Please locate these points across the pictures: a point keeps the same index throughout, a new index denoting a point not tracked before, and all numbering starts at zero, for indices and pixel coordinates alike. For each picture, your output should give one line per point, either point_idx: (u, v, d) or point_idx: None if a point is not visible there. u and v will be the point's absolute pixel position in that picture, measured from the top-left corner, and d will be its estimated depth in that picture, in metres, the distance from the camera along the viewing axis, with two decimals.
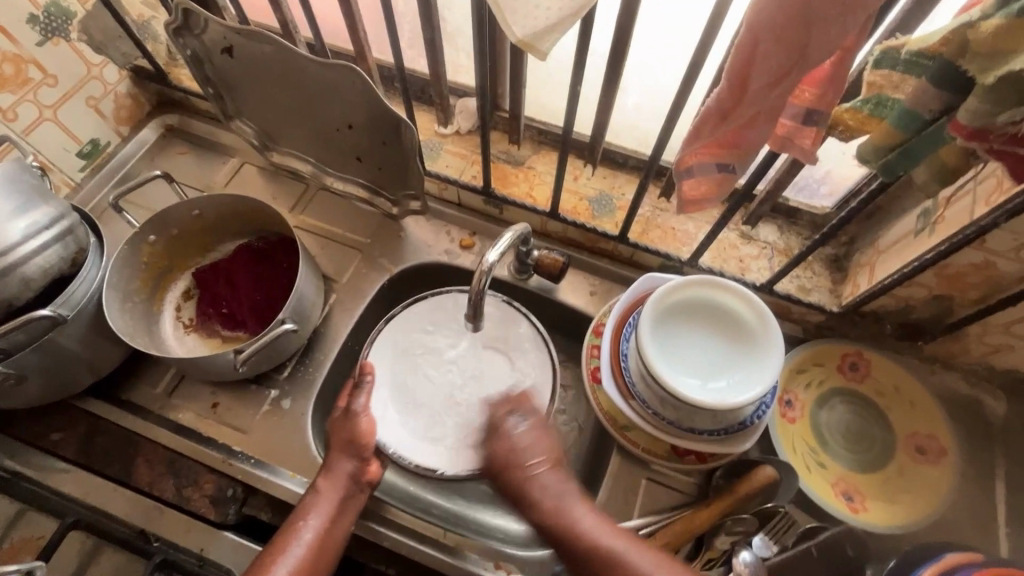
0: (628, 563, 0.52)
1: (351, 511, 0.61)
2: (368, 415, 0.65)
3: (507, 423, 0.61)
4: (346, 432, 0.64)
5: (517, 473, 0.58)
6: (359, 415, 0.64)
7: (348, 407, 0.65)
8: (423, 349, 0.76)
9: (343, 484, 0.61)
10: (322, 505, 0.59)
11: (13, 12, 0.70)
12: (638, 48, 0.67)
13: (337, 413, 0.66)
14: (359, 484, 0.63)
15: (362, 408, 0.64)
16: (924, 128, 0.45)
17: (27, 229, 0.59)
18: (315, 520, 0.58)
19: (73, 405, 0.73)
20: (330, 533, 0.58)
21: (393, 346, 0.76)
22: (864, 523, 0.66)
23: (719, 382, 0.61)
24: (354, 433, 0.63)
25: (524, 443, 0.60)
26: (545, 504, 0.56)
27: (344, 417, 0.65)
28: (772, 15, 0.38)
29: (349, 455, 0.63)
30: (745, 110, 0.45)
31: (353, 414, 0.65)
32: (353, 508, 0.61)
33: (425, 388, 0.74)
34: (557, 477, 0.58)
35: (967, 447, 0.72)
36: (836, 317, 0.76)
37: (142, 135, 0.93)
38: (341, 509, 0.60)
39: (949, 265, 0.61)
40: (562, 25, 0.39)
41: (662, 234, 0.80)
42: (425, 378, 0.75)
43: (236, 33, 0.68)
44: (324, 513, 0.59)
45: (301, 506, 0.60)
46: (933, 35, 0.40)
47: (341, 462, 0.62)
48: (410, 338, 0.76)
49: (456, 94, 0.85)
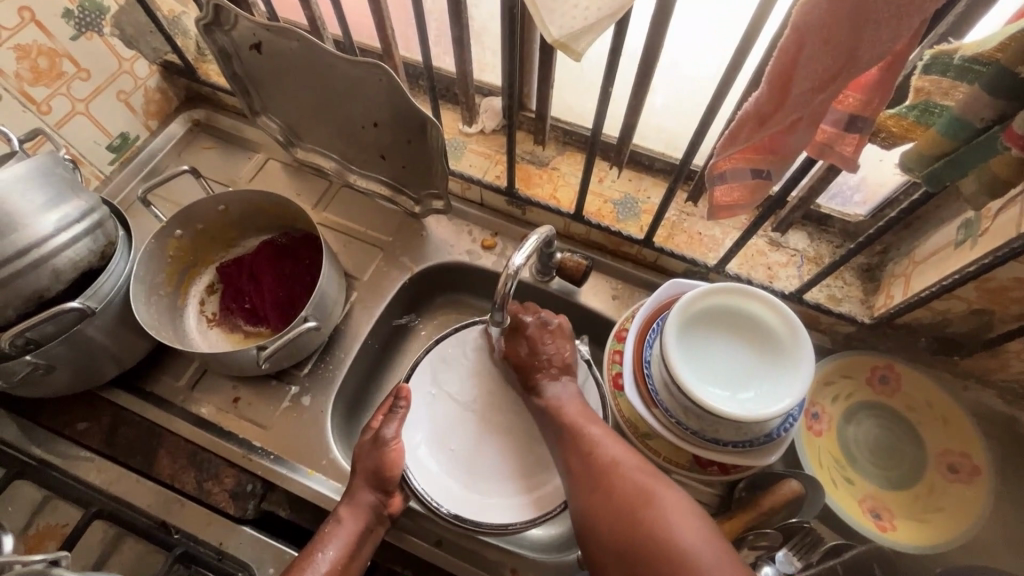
0: (619, 469, 0.57)
1: (368, 543, 0.62)
2: (395, 446, 0.64)
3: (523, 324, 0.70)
4: (372, 463, 0.63)
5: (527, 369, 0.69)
6: (387, 444, 0.64)
7: (378, 434, 0.65)
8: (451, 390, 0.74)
9: (364, 517, 0.62)
10: (340, 537, 0.60)
11: (48, 7, 0.71)
12: (670, 47, 0.65)
13: (365, 440, 0.66)
14: (382, 516, 0.63)
15: (391, 436, 0.64)
16: (975, 136, 0.43)
17: (58, 222, 0.60)
18: (332, 553, 0.59)
19: (98, 396, 0.74)
20: (345, 566, 0.60)
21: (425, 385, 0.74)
22: (891, 542, 0.64)
23: (746, 394, 0.60)
24: (379, 464, 0.63)
25: (543, 345, 0.69)
26: (545, 396, 0.67)
27: (373, 445, 0.65)
28: (820, 18, 0.37)
29: (373, 488, 0.63)
30: (785, 116, 0.43)
31: (383, 441, 0.65)
32: (370, 539, 0.62)
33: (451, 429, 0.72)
34: (560, 382, 0.68)
35: (1002, 468, 0.69)
36: (867, 329, 0.74)
37: (170, 129, 0.94)
38: (360, 541, 0.61)
39: (991, 279, 0.58)
40: (599, 26, 0.38)
41: (688, 239, 0.78)
42: (456, 421, 0.73)
43: (265, 29, 0.68)
44: (342, 544, 0.60)
45: (321, 535, 0.61)
46: (989, 41, 0.38)
47: (366, 495, 0.63)
48: (440, 376, 0.74)
49: (481, 93, 0.84)
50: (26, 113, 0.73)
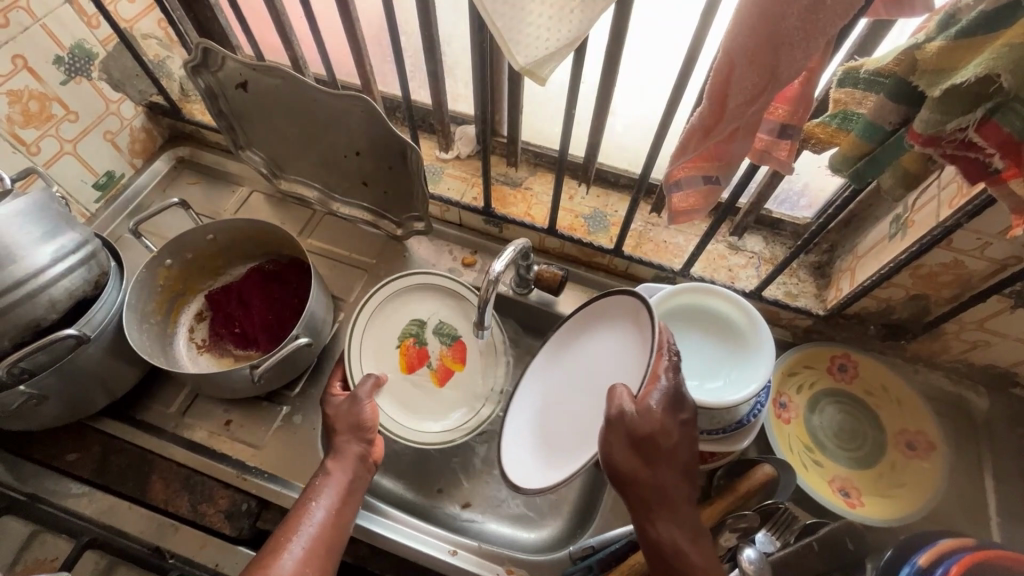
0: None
1: (360, 490, 0.64)
2: (372, 403, 0.67)
3: (644, 424, 0.51)
4: (352, 417, 0.66)
5: (644, 487, 0.53)
6: (361, 400, 0.67)
7: (353, 394, 0.68)
8: (601, 337, 0.65)
9: (352, 465, 0.64)
10: (331, 486, 0.61)
11: (39, 54, 0.75)
12: (626, 73, 0.72)
13: (341, 402, 0.68)
14: (367, 464, 0.65)
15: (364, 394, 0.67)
16: (885, 139, 0.49)
17: (54, 254, 0.62)
18: (326, 501, 0.60)
19: (87, 426, 0.74)
20: (340, 513, 0.60)
21: (593, 324, 0.68)
22: (860, 517, 0.68)
23: (715, 384, 0.65)
24: (358, 420, 0.66)
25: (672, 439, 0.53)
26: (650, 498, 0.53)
27: (350, 404, 0.67)
28: (743, 43, 0.43)
29: (356, 438, 0.65)
30: (725, 127, 0.50)
31: (356, 401, 0.67)
32: (361, 488, 0.63)
33: (554, 408, 0.67)
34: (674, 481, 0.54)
35: (954, 443, 0.76)
36: (823, 321, 0.80)
37: (155, 166, 0.97)
38: (351, 488, 0.63)
39: (922, 266, 0.65)
40: (559, 54, 0.44)
41: (655, 248, 0.84)
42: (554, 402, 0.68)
43: (251, 69, 0.73)
44: (335, 493, 0.61)
45: (311, 488, 0.62)
46: (887, 57, 0.46)
47: (351, 443, 0.65)
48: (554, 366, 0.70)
49: (456, 122, 0.90)
50: (16, 154, 0.76)
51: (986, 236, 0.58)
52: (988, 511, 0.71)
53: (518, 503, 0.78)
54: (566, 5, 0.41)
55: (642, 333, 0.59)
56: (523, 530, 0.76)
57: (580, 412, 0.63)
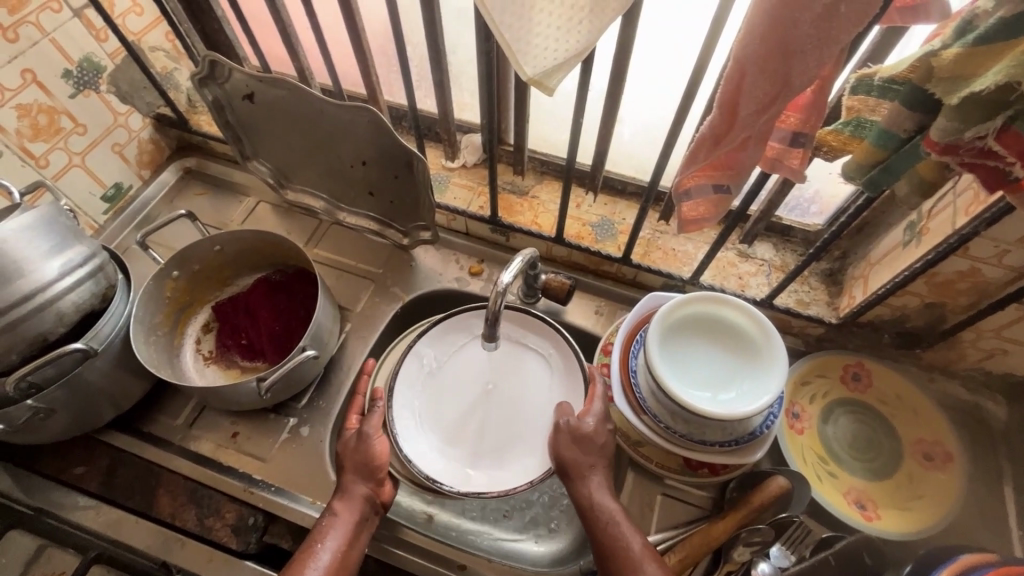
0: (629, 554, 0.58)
1: (366, 532, 0.64)
2: (381, 438, 0.66)
3: (583, 425, 0.64)
4: (359, 456, 0.65)
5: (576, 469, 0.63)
6: (371, 437, 0.66)
7: (360, 429, 0.67)
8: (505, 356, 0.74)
9: (359, 508, 0.63)
10: (338, 528, 0.61)
11: (48, 68, 0.75)
12: (633, 81, 0.72)
13: (350, 437, 0.67)
14: (374, 506, 0.65)
15: (373, 429, 0.66)
16: (901, 146, 0.48)
17: (63, 267, 0.62)
18: (332, 543, 0.60)
19: (94, 440, 0.74)
20: (347, 554, 0.61)
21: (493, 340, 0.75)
22: (877, 530, 0.67)
23: (727, 395, 0.64)
24: (369, 456, 0.65)
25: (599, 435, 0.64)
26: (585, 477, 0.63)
27: (357, 441, 0.66)
28: (755, 51, 0.42)
29: (364, 479, 0.65)
30: (737, 136, 0.49)
31: (366, 436, 0.66)
32: (367, 530, 0.63)
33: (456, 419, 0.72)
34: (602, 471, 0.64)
35: (971, 453, 0.74)
36: (836, 329, 0.79)
37: (162, 178, 0.97)
38: (358, 531, 0.63)
39: (938, 274, 0.64)
40: (568, 65, 0.43)
41: (663, 255, 0.83)
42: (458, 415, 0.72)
43: (258, 80, 0.73)
44: (341, 535, 0.61)
45: (317, 529, 0.61)
46: (901, 64, 0.45)
47: (360, 484, 0.64)
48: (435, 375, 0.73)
49: (462, 130, 0.90)
50: (25, 167, 0.76)
51: (1004, 244, 0.57)
52: (1007, 524, 0.70)
53: (527, 512, 0.77)
54: (575, 16, 0.41)
55: (570, 359, 0.73)
56: (533, 540, 0.75)
57: (502, 419, 0.72)
